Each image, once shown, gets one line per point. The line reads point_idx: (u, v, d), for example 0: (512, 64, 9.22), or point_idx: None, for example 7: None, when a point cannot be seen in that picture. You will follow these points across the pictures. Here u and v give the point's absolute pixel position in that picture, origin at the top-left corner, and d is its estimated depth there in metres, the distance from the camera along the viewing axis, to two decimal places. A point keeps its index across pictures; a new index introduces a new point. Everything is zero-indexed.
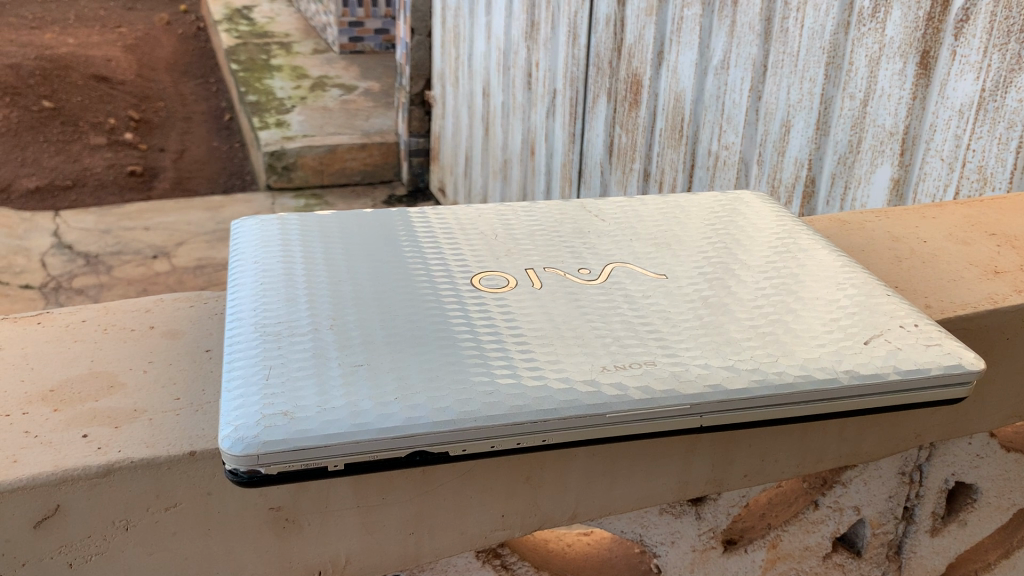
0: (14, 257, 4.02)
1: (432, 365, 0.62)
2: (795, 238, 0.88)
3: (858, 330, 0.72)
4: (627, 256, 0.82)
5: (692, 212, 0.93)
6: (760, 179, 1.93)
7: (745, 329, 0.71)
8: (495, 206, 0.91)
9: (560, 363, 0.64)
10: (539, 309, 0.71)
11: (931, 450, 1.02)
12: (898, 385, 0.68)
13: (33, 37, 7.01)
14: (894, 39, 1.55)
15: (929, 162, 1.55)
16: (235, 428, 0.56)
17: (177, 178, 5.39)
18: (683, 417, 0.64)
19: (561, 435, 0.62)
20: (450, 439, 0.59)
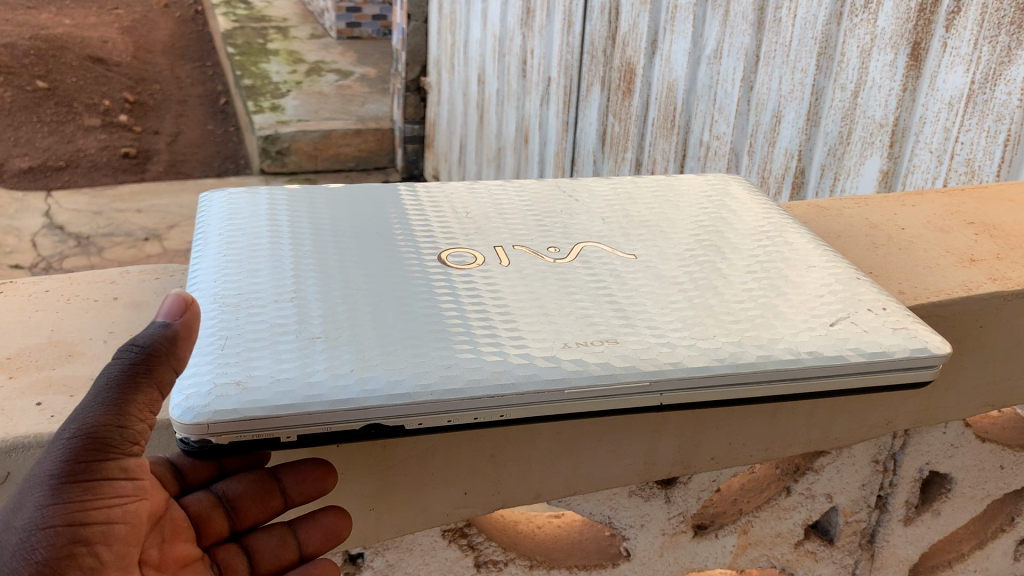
0: (5, 237, 4.00)
1: (396, 339, 0.62)
2: (777, 225, 0.87)
3: (826, 312, 0.71)
4: (603, 237, 0.81)
5: (675, 196, 0.92)
6: (751, 170, 1.92)
7: (710, 309, 0.70)
8: (470, 184, 0.91)
9: (522, 338, 0.64)
10: (507, 286, 0.71)
11: (905, 439, 1.02)
12: (864, 367, 0.68)
13: (29, 17, 6.98)
14: (886, 30, 1.54)
15: (917, 155, 1.55)
16: (188, 394, 0.55)
17: (171, 161, 5.38)
18: (644, 396, 0.63)
19: (520, 411, 0.61)
20: (408, 412, 0.58)
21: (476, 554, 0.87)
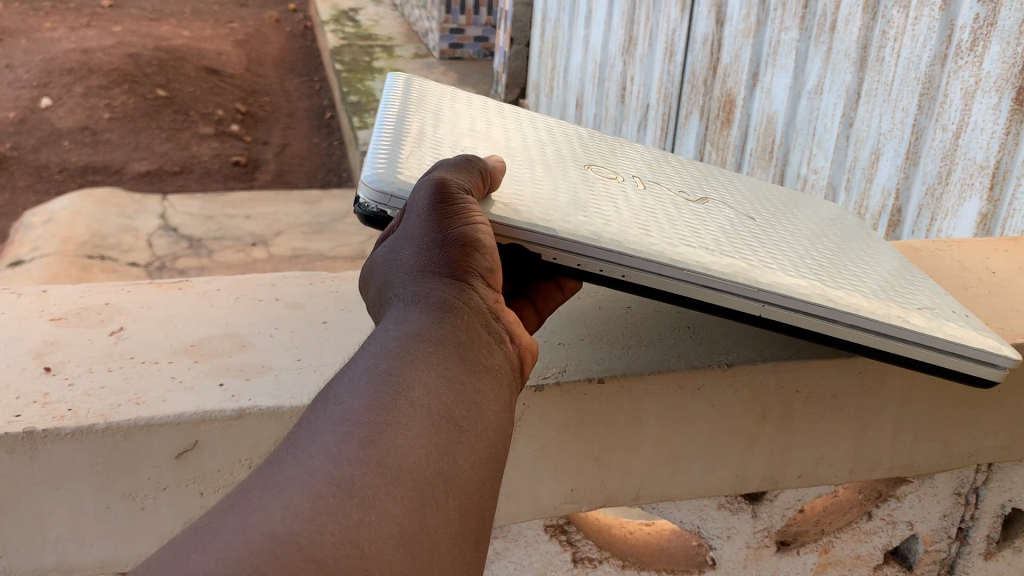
0: (124, 236, 4.26)
1: (547, 202, 0.75)
2: (880, 243, 1.00)
3: (920, 305, 0.81)
4: (707, 197, 0.95)
5: (791, 203, 1.06)
6: (847, 206, 1.96)
7: (814, 270, 0.81)
8: (617, 143, 1.05)
9: (657, 235, 0.76)
10: (647, 203, 0.84)
11: (989, 474, 1.06)
12: (952, 348, 0.76)
13: (153, 28, 7.39)
14: (991, 73, 1.57)
15: (1019, 198, 1.56)
16: (373, 171, 0.74)
17: (279, 171, 5.62)
18: (747, 300, 0.73)
19: (640, 276, 0.72)
20: (552, 241, 0.71)
21: (574, 550, 0.95)
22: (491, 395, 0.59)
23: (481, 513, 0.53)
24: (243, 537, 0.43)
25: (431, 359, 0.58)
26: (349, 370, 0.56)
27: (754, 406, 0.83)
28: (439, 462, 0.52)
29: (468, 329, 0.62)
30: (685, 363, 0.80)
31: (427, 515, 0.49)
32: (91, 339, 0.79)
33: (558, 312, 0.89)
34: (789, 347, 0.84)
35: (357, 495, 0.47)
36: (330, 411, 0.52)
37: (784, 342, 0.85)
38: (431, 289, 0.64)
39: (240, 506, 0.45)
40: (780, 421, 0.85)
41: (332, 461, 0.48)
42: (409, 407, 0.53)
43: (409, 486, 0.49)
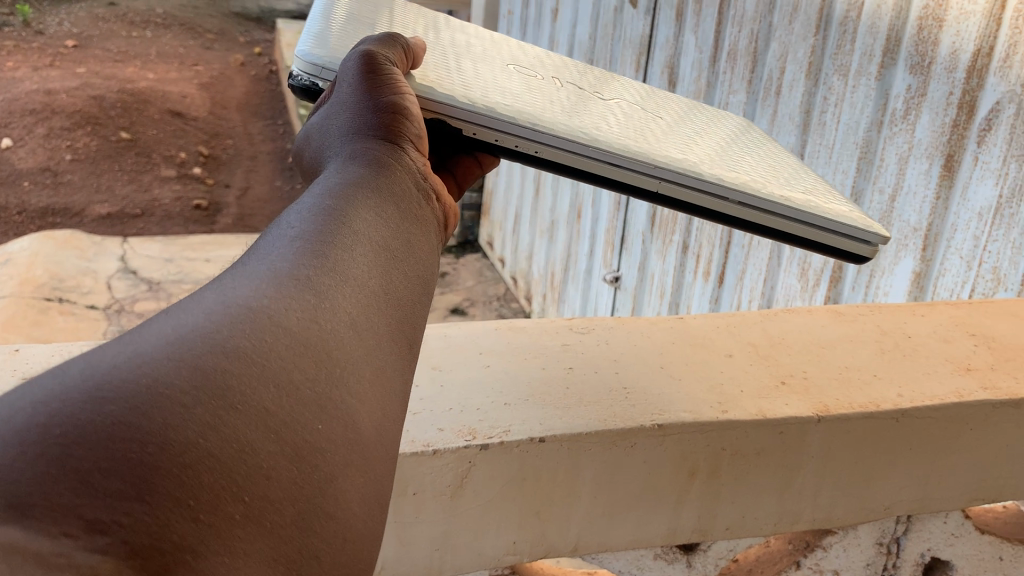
0: (82, 278, 4.26)
1: (467, 87, 0.93)
2: (761, 140, 1.22)
3: (791, 186, 1.02)
4: (619, 100, 1.14)
5: (686, 103, 1.27)
6: (793, 258, 2.40)
7: (698, 152, 1.01)
8: (533, 53, 1.25)
9: (564, 116, 0.95)
10: (558, 97, 1.03)
11: (908, 524, 1.13)
12: (819, 219, 0.97)
13: (118, 68, 7.43)
14: (923, 141, 1.93)
15: (949, 260, 1.90)
16: (305, 51, 0.92)
17: (239, 215, 5.84)
18: (646, 177, 0.93)
19: (551, 153, 0.91)
20: (470, 119, 0.89)
21: None
22: (420, 236, 0.70)
23: (416, 322, 0.63)
24: (220, 308, 0.50)
25: (369, 199, 0.68)
26: (299, 203, 0.65)
27: (684, 462, 0.90)
28: (380, 270, 0.62)
29: (398, 182, 0.73)
30: (619, 423, 0.87)
31: (372, 305, 0.59)
32: None
33: (505, 373, 0.95)
34: (716, 410, 0.91)
35: (315, 281, 0.56)
36: (285, 229, 0.61)
37: (712, 406, 0.92)
38: (362, 153, 0.75)
39: (213, 291, 0.53)
40: (709, 476, 0.92)
41: (289, 263, 0.56)
42: (353, 227, 0.63)
43: (357, 283, 0.58)
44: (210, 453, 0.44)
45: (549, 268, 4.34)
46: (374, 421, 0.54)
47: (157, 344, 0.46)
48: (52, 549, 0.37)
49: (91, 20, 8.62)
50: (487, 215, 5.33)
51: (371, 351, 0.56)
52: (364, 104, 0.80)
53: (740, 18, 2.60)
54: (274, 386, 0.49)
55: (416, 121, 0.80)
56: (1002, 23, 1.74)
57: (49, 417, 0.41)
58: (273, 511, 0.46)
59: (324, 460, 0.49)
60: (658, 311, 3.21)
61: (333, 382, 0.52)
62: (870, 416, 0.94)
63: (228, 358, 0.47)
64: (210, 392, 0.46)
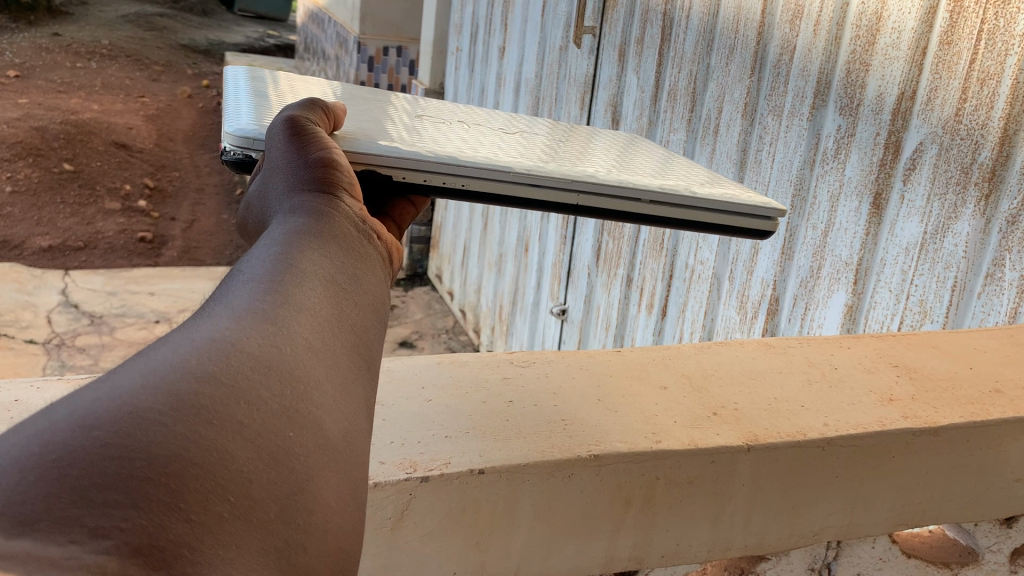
0: (21, 312, 4.17)
1: (385, 139, 1.03)
2: (663, 154, 1.36)
3: (694, 181, 1.15)
4: (533, 136, 1.27)
5: (593, 134, 1.42)
6: (731, 291, 2.48)
7: (607, 166, 1.14)
8: (451, 105, 1.37)
9: (481, 151, 1.06)
10: (475, 138, 1.15)
11: (838, 550, 1.16)
12: (720, 205, 1.11)
13: (60, 99, 7.33)
14: (853, 179, 2.02)
15: (878, 293, 1.97)
16: (234, 127, 0.96)
17: (185, 247, 5.72)
18: (566, 191, 1.05)
19: (476, 184, 1.02)
20: (397, 163, 0.98)
21: None
22: (366, 270, 0.72)
23: (369, 347, 0.65)
24: (188, 342, 0.52)
25: (314, 241, 0.70)
26: (248, 253, 0.67)
27: (619, 491, 0.93)
28: (332, 300, 0.64)
29: (339, 225, 0.75)
30: (557, 454, 0.89)
31: (325, 333, 0.60)
32: None
33: (447, 407, 0.98)
34: (650, 440, 0.95)
35: (273, 312, 0.58)
36: (237, 276, 0.62)
37: (647, 435, 0.95)
38: (300, 205, 0.77)
39: (176, 331, 0.54)
40: (644, 505, 0.95)
41: (246, 301, 0.58)
42: (303, 266, 0.65)
43: (312, 310, 0.61)
44: (195, 462, 0.45)
45: (498, 301, 4.37)
46: (340, 427, 0.56)
47: (131, 378, 0.48)
48: (62, 553, 0.38)
49: (35, 51, 8.52)
50: (437, 249, 5.36)
51: (332, 370, 0.58)
52: (295, 165, 0.82)
53: (680, 59, 2.69)
54: (247, 401, 0.50)
55: (345, 170, 0.82)
56: (924, 69, 1.83)
57: (40, 447, 0.43)
58: (257, 509, 0.47)
59: (299, 465, 0.51)
60: (604, 343, 3.25)
61: (300, 396, 0.54)
62: (797, 444, 0.98)
63: (202, 380, 0.49)
64: (188, 409, 0.47)
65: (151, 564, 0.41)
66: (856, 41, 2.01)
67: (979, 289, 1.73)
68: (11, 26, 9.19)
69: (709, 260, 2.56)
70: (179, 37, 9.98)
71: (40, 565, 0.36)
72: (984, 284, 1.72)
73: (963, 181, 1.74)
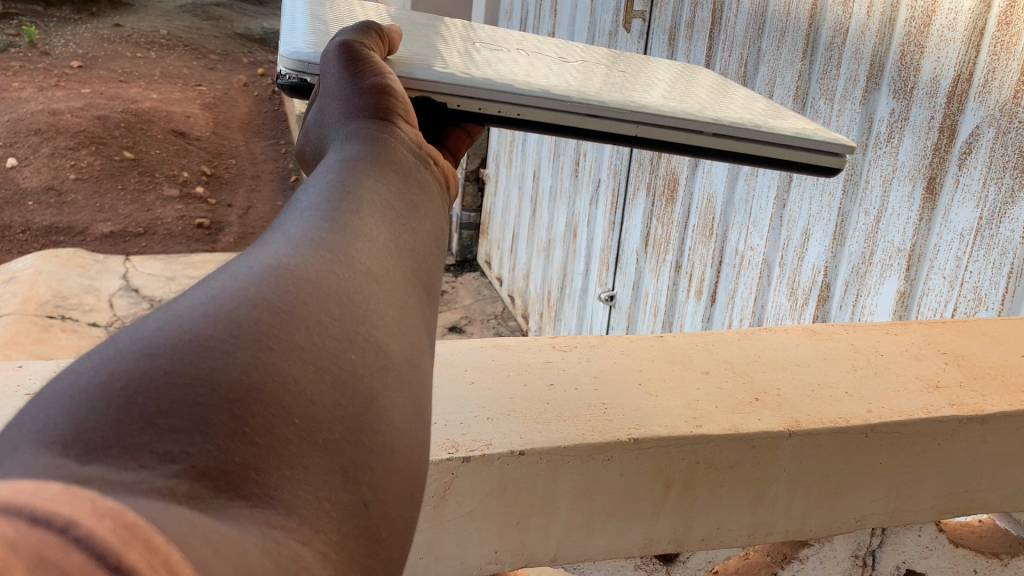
0: (85, 296, 4.31)
1: (442, 64, 1.03)
2: (728, 86, 1.35)
3: (757, 114, 1.14)
4: (597, 67, 1.26)
5: (658, 65, 1.41)
6: (782, 279, 2.46)
7: (668, 97, 1.13)
8: (516, 34, 1.37)
9: (540, 79, 1.06)
10: (535, 67, 1.15)
11: (882, 537, 1.15)
12: (786, 141, 1.10)
13: (121, 87, 7.51)
14: (906, 163, 1.99)
15: (932, 279, 1.94)
16: (290, 51, 0.98)
17: (241, 233, 5.83)
18: (625, 124, 1.05)
19: (534, 115, 1.02)
20: (454, 92, 0.98)
21: None
22: (423, 199, 0.72)
23: (428, 272, 0.64)
24: (247, 271, 0.51)
25: (371, 171, 0.70)
26: (308, 181, 0.67)
27: (659, 475, 0.94)
28: (391, 227, 0.63)
29: (395, 155, 0.75)
30: (597, 437, 0.91)
31: (386, 256, 0.60)
32: None
33: (488, 389, 1.00)
34: (689, 424, 0.95)
35: (332, 238, 0.57)
36: (298, 204, 0.62)
37: (686, 420, 0.96)
38: (358, 133, 0.77)
39: (237, 260, 0.54)
40: (683, 489, 0.96)
41: (303, 228, 0.57)
42: (360, 195, 0.65)
43: (371, 236, 0.60)
44: (258, 388, 0.44)
45: (546, 287, 4.38)
46: (402, 349, 0.55)
47: (191, 305, 0.47)
48: (134, 478, 0.37)
49: (97, 40, 8.72)
50: (486, 234, 5.38)
51: (393, 293, 0.57)
52: (351, 91, 0.84)
53: (730, 43, 2.66)
54: (307, 325, 0.49)
55: (400, 98, 0.83)
56: (981, 50, 1.79)
57: (107, 375, 0.43)
58: (323, 429, 0.46)
59: (363, 385, 0.50)
60: (652, 329, 3.24)
61: (362, 318, 0.53)
62: (840, 430, 0.98)
63: (262, 307, 0.48)
64: (248, 335, 0.46)
65: (216, 487, 0.40)
66: (910, 23, 1.97)
67: None
68: (74, 17, 9.41)
69: (759, 246, 2.54)
70: (236, 26, 10.15)
71: (113, 488, 0.36)
72: None
73: (1021, 165, 1.70)
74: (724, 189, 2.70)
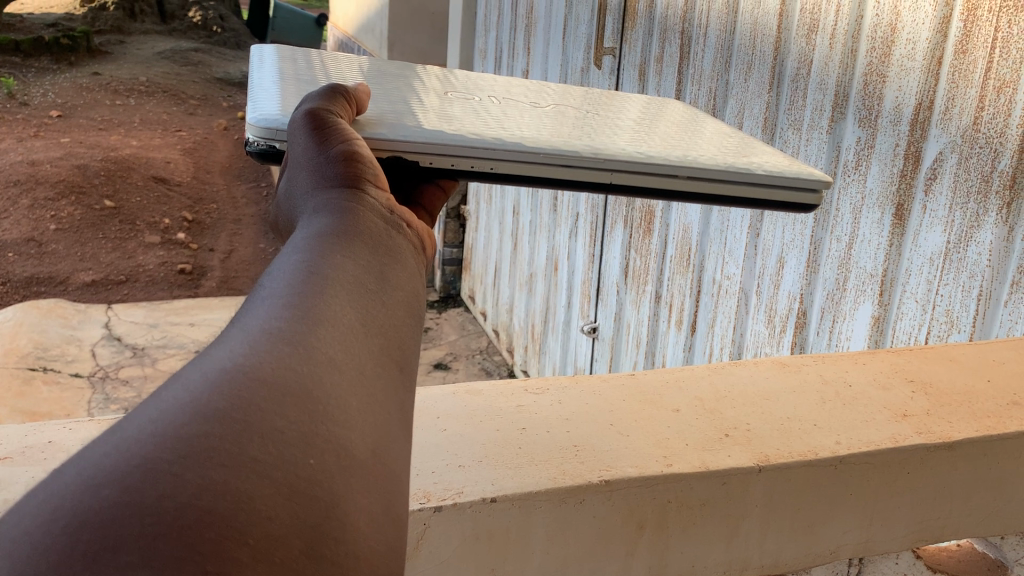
0: (67, 346, 4.31)
1: (412, 121, 1.04)
2: (700, 119, 1.36)
3: (733, 152, 1.15)
4: (569, 110, 1.27)
5: (629, 102, 1.42)
6: (759, 307, 2.48)
7: (641, 139, 1.14)
8: (489, 79, 1.39)
9: (513, 129, 1.07)
10: (508, 115, 1.16)
11: (860, 566, 1.13)
12: (761, 179, 1.11)
13: (101, 136, 7.52)
14: (874, 191, 2.02)
15: (905, 304, 1.96)
16: (258, 117, 0.99)
17: (223, 277, 5.82)
18: (600, 171, 1.05)
19: (508, 167, 1.02)
20: (424, 150, 0.99)
21: None
22: (395, 270, 0.72)
23: (398, 351, 0.64)
24: (199, 375, 0.50)
25: (339, 248, 0.70)
26: (272, 265, 0.67)
27: (632, 516, 0.95)
28: (357, 309, 0.63)
29: (363, 226, 0.75)
30: (569, 481, 0.92)
31: (350, 343, 0.60)
32: (33, 478, 0.91)
33: (461, 436, 1.00)
34: (661, 463, 0.96)
35: (293, 331, 0.57)
36: (261, 292, 0.62)
37: (657, 459, 0.97)
38: (327, 205, 0.78)
39: (194, 361, 0.53)
40: (656, 529, 0.96)
41: (262, 320, 0.57)
42: (325, 276, 0.64)
43: (335, 323, 0.60)
44: (209, 511, 0.44)
45: (529, 321, 4.39)
46: (368, 444, 0.54)
47: (141, 422, 0.47)
48: None
49: (75, 90, 8.74)
50: (470, 270, 5.40)
51: (358, 383, 0.57)
52: (318, 161, 0.84)
53: (699, 76, 2.71)
54: (261, 435, 0.49)
55: (370, 163, 0.83)
56: (940, 78, 1.83)
57: (52, 511, 0.42)
58: (281, 547, 0.46)
59: (323, 492, 0.49)
60: (634, 360, 3.26)
61: (321, 418, 0.52)
62: (809, 464, 0.99)
63: (213, 419, 0.47)
64: (200, 452, 0.46)
65: None
66: (872, 54, 2.02)
67: (1006, 297, 1.71)
68: (52, 67, 9.44)
69: (736, 275, 2.57)
70: (215, 70, 10.22)
71: None
72: (1010, 292, 1.70)
73: (984, 190, 1.73)
74: (698, 221, 2.73)
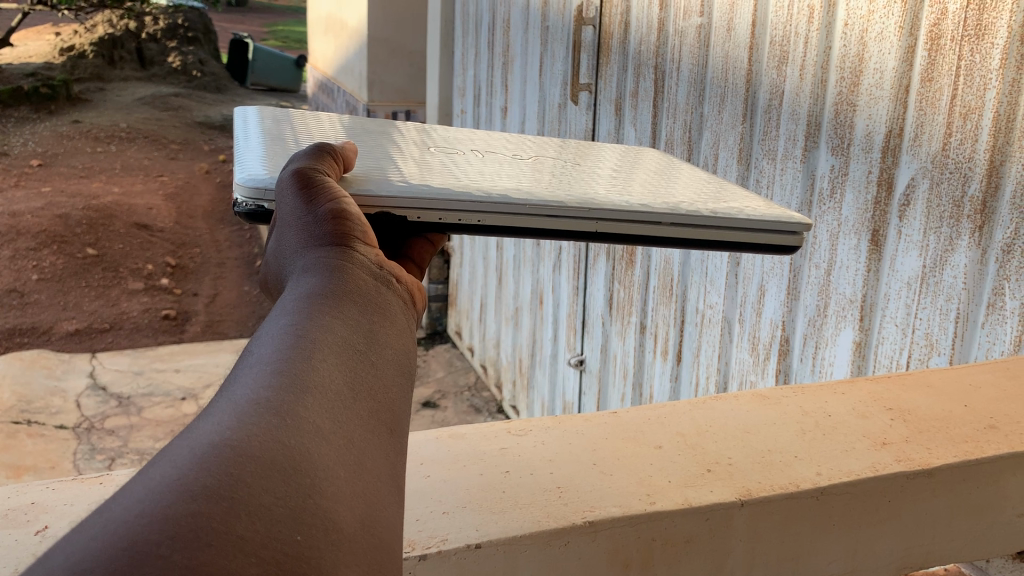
0: (51, 398, 4.28)
1: (398, 178, 1.05)
2: (676, 166, 1.38)
3: (713, 198, 1.17)
4: (549, 162, 1.29)
5: (605, 151, 1.45)
6: (742, 334, 2.49)
7: (621, 188, 1.15)
8: (468, 134, 1.41)
9: (495, 183, 1.08)
10: (490, 169, 1.17)
11: None
12: (741, 224, 1.12)
13: (82, 185, 7.52)
14: (849, 218, 2.04)
15: (886, 329, 1.97)
16: (245, 178, 1.00)
17: (208, 321, 5.80)
18: (584, 221, 1.06)
19: (493, 220, 1.03)
20: (412, 205, 1.00)
21: None
22: (383, 329, 0.73)
23: (388, 414, 0.65)
24: (187, 451, 0.51)
25: (327, 310, 0.70)
26: (259, 330, 0.67)
27: (617, 555, 0.95)
28: (344, 374, 0.64)
29: (350, 285, 0.76)
30: (553, 523, 0.92)
31: (338, 410, 0.60)
32: (18, 540, 0.90)
33: (445, 481, 1.01)
34: (644, 502, 0.97)
35: (280, 401, 0.57)
36: (249, 361, 0.63)
37: (641, 497, 0.98)
38: (314, 265, 0.78)
39: (183, 435, 0.54)
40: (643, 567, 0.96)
41: (251, 390, 0.58)
42: (313, 341, 0.65)
43: (322, 390, 0.61)
44: None
45: (517, 355, 4.39)
46: (354, 515, 0.55)
47: (130, 503, 0.47)
48: None
49: (56, 139, 8.75)
50: (455, 305, 5.41)
51: (346, 452, 0.58)
52: (306, 221, 0.85)
53: (674, 109, 2.74)
54: (248, 513, 0.49)
55: (357, 220, 0.84)
56: (908, 106, 1.86)
57: None
58: None
59: (311, 566, 0.50)
60: (622, 392, 3.25)
61: (309, 492, 0.53)
62: (791, 496, 1.00)
63: (201, 497, 0.48)
64: (187, 534, 0.46)
65: None
66: (841, 83, 2.05)
67: (983, 319, 1.72)
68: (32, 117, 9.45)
69: (718, 304, 2.59)
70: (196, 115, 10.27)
71: None
72: (986, 314, 1.72)
73: (956, 215, 1.75)
74: (679, 251, 2.76)
